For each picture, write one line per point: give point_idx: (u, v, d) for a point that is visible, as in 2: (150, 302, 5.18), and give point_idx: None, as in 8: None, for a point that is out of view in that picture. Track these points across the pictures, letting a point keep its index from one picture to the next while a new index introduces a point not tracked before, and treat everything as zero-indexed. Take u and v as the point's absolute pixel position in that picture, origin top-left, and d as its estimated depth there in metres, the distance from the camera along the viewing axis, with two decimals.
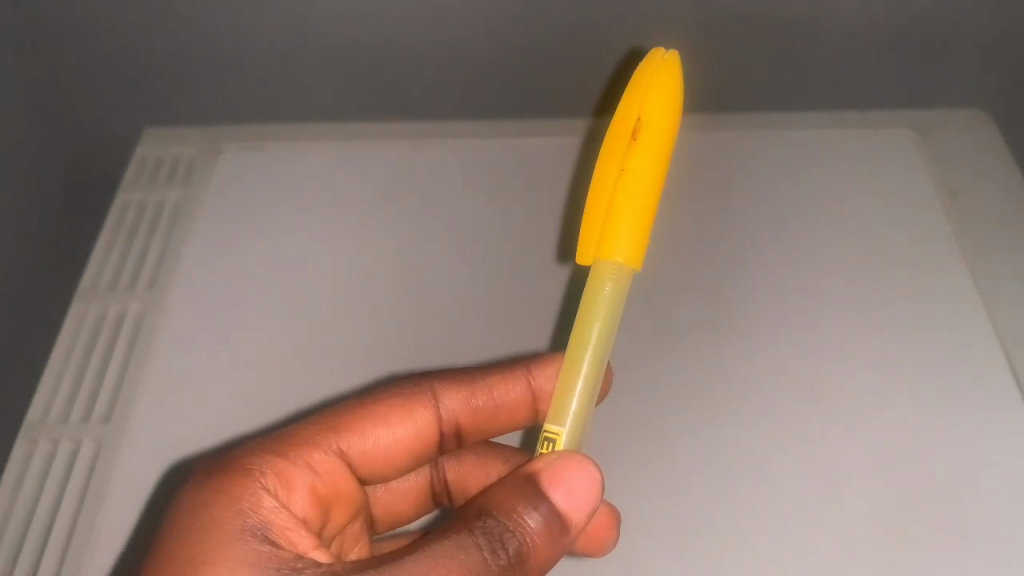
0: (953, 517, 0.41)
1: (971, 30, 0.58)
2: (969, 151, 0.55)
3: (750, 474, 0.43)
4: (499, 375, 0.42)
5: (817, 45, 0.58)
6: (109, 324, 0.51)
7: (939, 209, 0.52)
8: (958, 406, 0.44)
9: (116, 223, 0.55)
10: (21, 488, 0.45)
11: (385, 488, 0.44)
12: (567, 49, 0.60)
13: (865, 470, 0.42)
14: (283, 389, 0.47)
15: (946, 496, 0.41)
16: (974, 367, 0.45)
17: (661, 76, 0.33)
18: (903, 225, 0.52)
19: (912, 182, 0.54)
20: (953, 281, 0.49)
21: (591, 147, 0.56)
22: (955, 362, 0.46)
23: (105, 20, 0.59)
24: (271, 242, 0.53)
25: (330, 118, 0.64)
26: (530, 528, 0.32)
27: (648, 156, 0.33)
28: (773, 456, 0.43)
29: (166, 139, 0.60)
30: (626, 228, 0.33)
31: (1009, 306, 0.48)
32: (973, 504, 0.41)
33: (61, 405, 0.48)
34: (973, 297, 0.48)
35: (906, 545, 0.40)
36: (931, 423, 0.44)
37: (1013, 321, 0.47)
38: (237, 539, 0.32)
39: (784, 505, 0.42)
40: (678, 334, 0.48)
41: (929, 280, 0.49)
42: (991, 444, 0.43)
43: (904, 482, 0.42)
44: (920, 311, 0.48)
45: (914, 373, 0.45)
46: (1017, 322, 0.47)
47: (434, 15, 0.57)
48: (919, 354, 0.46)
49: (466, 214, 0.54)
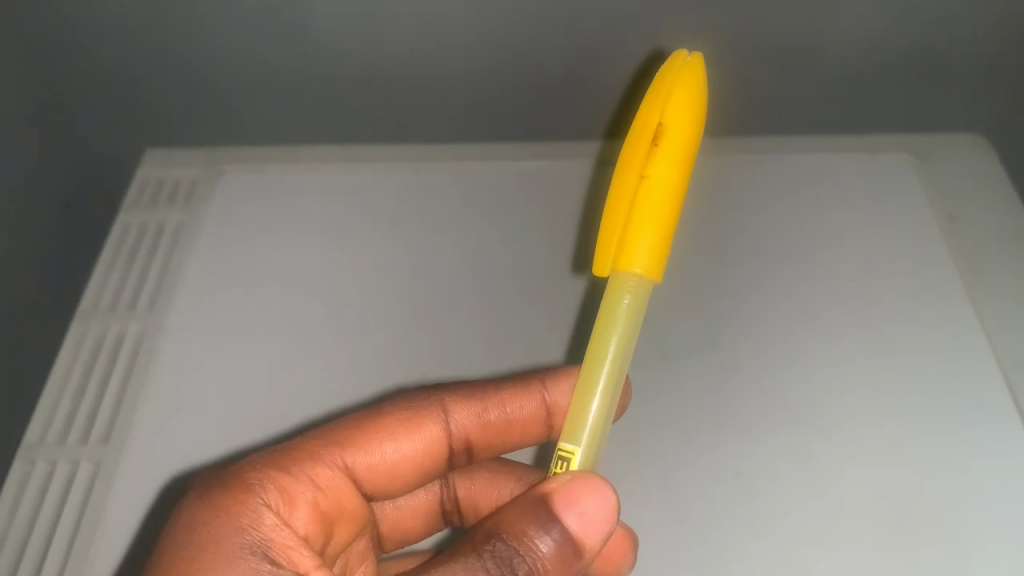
0: (956, 539, 0.39)
1: (974, 56, 0.57)
2: (971, 174, 0.54)
3: (748, 500, 0.41)
4: (512, 388, 0.41)
5: (824, 69, 0.57)
6: (109, 343, 0.49)
7: (937, 231, 0.51)
8: (957, 429, 0.43)
9: (116, 244, 0.54)
10: (18, 509, 0.44)
11: (393, 505, 0.43)
12: (569, 72, 0.59)
13: (866, 492, 0.41)
14: (285, 407, 0.46)
15: (950, 517, 0.40)
16: (976, 388, 0.44)
17: (685, 78, 0.32)
18: (902, 247, 0.50)
19: (914, 205, 0.53)
20: (952, 303, 0.48)
21: (605, 168, 0.55)
22: (957, 383, 0.45)
23: (105, 42, 0.58)
24: (271, 262, 0.52)
25: (330, 140, 0.63)
26: (541, 553, 0.31)
27: (669, 163, 0.32)
28: (774, 477, 0.42)
29: (166, 161, 0.59)
30: (646, 239, 0.32)
31: (1010, 328, 0.47)
32: (978, 526, 0.40)
33: (60, 427, 0.47)
34: (973, 318, 0.47)
35: (907, 571, 0.39)
36: (935, 444, 0.42)
37: (1013, 346, 0.46)
38: (236, 557, 0.31)
39: (785, 531, 0.40)
40: (678, 356, 0.46)
41: (928, 303, 0.48)
42: (992, 466, 0.42)
43: (907, 504, 0.41)
44: (920, 333, 0.47)
45: (917, 394, 0.44)
46: (1017, 346, 0.46)
47: (433, 39, 0.57)
48: (920, 376, 0.45)
49: (466, 234, 0.52)
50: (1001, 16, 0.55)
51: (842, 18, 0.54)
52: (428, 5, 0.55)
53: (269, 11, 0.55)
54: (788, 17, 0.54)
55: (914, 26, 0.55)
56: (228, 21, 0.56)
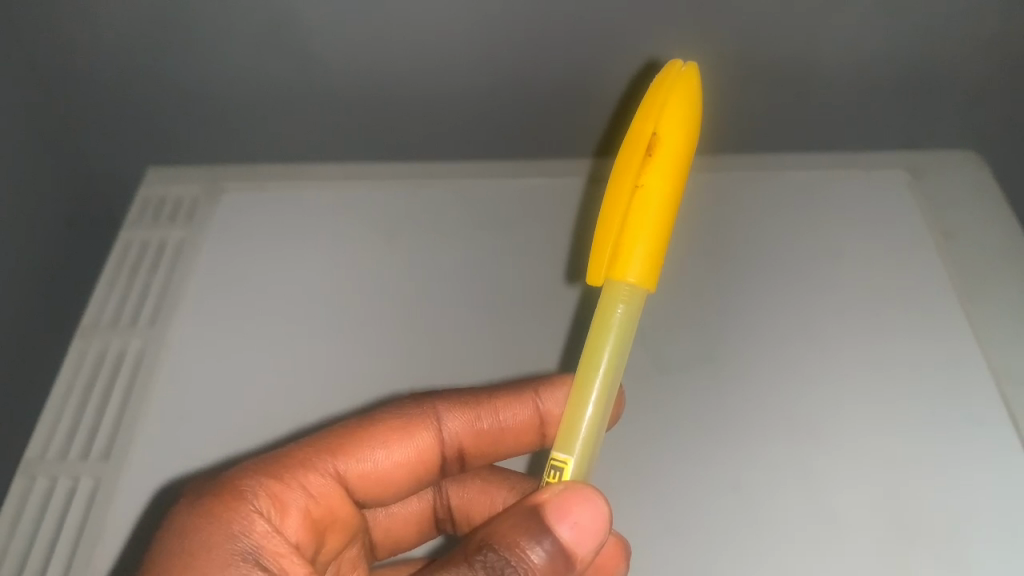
0: (952, 551, 0.39)
1: (970, 71, 0.57)
2: (967, 188, 0.54)
3: (743, 513, 0.41)
4: (506, 397, 0.41)
5: (822, 87, 0.58)
6: (110, 360, 0.49)
7: (933, 247, 0.51)
8: (952, 442, 0.43)
9: (118, 262, 0.54)
10: (19, 523, 0.44)
11: (386, 511, 0.43)
12: (568, 89, 0.59)
13: (862, 506, 0.41)
14: (284, 421, 0.46)
15: (945, 529, 0.40)
16: (968, 401, 0.44)
17: (681, 88, 0.33)
18: (898, 262, 0.50)
19: (910, 220, 0.53)
20: (946, 317, 0.48)
21: (595, 187, 0.55)
22: (952, 397, 0.44)
23: (108, 63, 0.58)
24: (269, 277, 0.52)
25: (329, 157, 0.64)
26: (534, 563, 0.31)
27: (663, 173, 0.32)
28: (771, 488, 0.42)
29: (167, 178, 0.59)
30: (640, 247, 0.32)
31: (1004, 343, 0.47)
32: (972, 536, 0.40)
33: (60, 443, 0.46)
34: (967, 332, 0.47)
35: None
36: (931, 454, 0.42)
37: (1006, 358, 0.46)
38: (227, 565, 0.31)
39: (782, 543, 0.40)
40: (675, 370, 0.46)
41: (924, 316, 0.48)
42: (987, 478, 0.42)
43: (904, 518, 0.41)
44: (917, 347, 0.47)
45: (911, 406, 0.44)
46: (1012, 360, 0.46)
47: (431, 59, 0.57)
48: (916, 389, 0.45)
49: (464, 248, 0.53)
50: (996, 36, 0.55)
51: (841, 33, 0.54)
52: (427, 25, 0.55)
53: (270, 32, 0.55)
54: (787, 30, 0.54)
55: (911, 44, 0.55)
56: (227, 37, 0.56)
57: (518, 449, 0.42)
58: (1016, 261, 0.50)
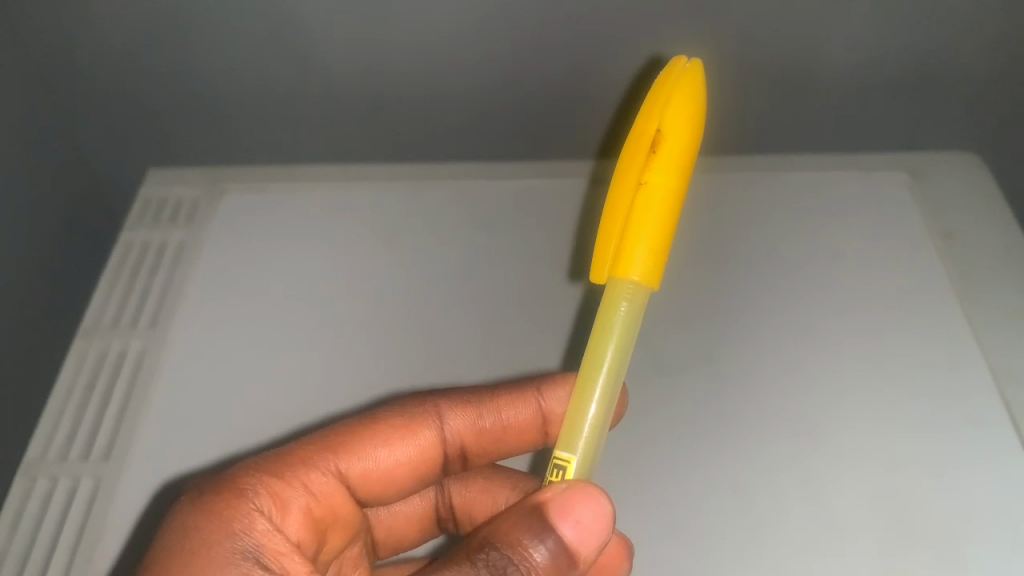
0: (954, 551, 0.39)
1: (971, 72, 0.57)
2: (967, 189, 0.54)
3: (745, 513, 0.41)
4: (508, 396, 0.41)
5: (823, 88, 0.58)
6: (110, 361, 0.49)
7: (934, 247, 0.51)
8: (954, 443, 0.43)
9: (118, 263, 0.54)
10: (19, 524, 0.44)
11: (388, 511, 0.43)
12: (568, 90, 0.59)
13: (864, 506, 0.41)
14: (285, 421, 0.46)
15: (947, 529, 0.40)
16: (970, 402, 0.44)
17: (684, 86, 0.33)
18: (899, 263, 0.50)
19: (911, 220, 0.52)
20: (947, 318, 0.48)
21: (597, 188, 0.55)
22: (954, 397, 0.44)
23: (108, 65, 0.58)
24: (269, 278, 0.52)
25: (328, 158, 0.63)
26: (536, 562, 0.31)
27: (666, 171, 0.32)
28: (773, 489, 0.42)
29: (168, 179, 0.59)
30: (643, 245, 0.32)
31: (1005, 343, 0.46)
32: (974, 536, 0.40)
33: (60, 444, 0.46)
34: (968, 333, 0.47)
35: None
36: (932, 454, 0.42)
37: (1007, 359, 0.46)
38: (227, 564, 0.31)
39: (783, 543, 0.40)
40: (676, 371, 0.46)
41: (925, 317, 0.48)
42: (988, 478, 0.41)
43: (905, 518, 0.40)
44: (918, 347, 0.46)
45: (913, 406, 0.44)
46: (1013, 361, 0.46)
47: (432, 60, 0.57)
48: (917, 389, 0.45)
49: (465, 249, 0.52)
50: (996, 37, 0.55)
51: (842, 35, 0.54)
52: (427, 26, 0.55)
53: (270, 33, 0.55)
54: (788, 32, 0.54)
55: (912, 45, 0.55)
56: (227, 38, 0.56)
57: (520, 448, 0.42)
58: (1016, 261, 0.50)
